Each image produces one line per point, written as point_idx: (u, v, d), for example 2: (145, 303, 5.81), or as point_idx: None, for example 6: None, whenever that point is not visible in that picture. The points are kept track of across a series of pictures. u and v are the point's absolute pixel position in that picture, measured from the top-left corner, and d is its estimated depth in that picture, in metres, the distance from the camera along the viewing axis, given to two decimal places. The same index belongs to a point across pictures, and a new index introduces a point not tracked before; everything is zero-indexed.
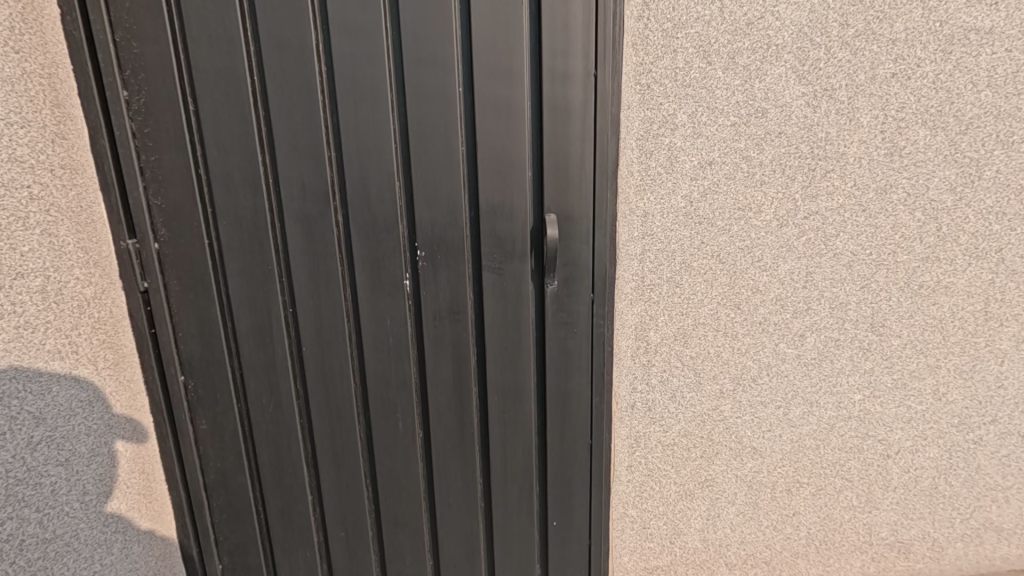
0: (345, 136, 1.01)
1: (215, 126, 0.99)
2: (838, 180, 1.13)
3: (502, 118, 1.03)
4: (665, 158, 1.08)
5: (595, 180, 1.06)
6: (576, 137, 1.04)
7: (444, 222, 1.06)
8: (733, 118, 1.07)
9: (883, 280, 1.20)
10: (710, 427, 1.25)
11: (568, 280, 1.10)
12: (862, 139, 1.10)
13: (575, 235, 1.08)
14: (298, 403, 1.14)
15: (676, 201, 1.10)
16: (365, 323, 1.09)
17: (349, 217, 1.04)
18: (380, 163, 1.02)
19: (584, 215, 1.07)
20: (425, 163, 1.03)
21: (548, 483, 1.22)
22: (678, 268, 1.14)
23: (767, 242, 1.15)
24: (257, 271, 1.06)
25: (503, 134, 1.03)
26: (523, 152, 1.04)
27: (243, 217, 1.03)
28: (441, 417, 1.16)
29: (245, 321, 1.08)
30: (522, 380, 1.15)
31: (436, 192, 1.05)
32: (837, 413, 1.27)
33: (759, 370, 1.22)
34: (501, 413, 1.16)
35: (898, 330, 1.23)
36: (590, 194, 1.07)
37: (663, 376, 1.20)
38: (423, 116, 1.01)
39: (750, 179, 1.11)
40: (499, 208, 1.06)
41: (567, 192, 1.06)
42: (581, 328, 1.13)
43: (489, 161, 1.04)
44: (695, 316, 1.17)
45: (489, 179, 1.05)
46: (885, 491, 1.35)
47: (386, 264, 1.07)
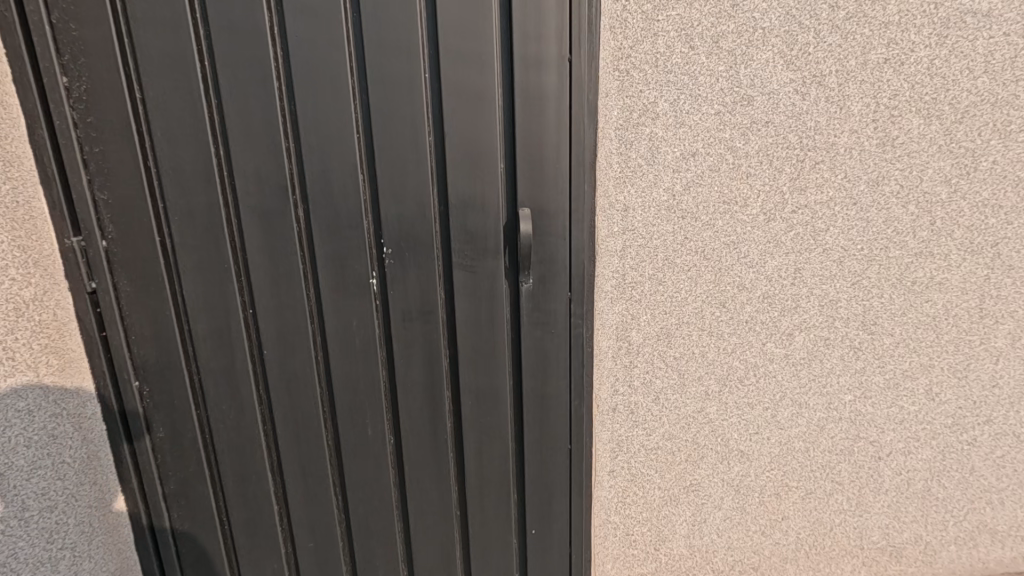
0: (304, 125, 0.95)
1: (164, 114, 0.92)
2: (828, 172, 1.07)
3: (471, 106, 0.97)
4: (646, 149, 1.02)
5: (572, 172, 1.00)
6: (551, 126, 0.98)
7: (412, 217, 1.00)
8: (717, 106, 1.01)
9: (874, 277, 1.15)
10: (696, 430, 1.20)
11: (544, 278, 1.04)
12: (853, 128, 1.05)
13: (552, 230, 1.02)
14: (261, 409, 1.08)
15: (658, 194, 1.05)
16: (331, 324, 1.04)
17: (311, 213, 0.98)
18: (342, 154, 0.96)
19: (561, 209, 1.01)
20: (390, 155, 0.97)
21: (527, 491, 1.16)
22: (661, 265, 1.09)
23: (754, 237, 1.09)
24: (214, 270, 1.00)
25: (474, 124, 0.97)
26: (494, 143, 0.98)
27: (197, 213, 0.97)
28: (413, 422, 1.10)
29: (201, 323, 1.02)
30: (497, 383, 1.09)
31: (403, 186, 0.99)
32: (827, 415, 1.23)
33: (746, 371, 1.17)
34: (476, 418, 1.11)
35: (889, 328, 1.18)
36: (566, 187, 1.01)
37: (646, 378, 1.15)
38: (387, 104, 0.95)
39: (736, 171, 1.05)
40: (469, 202, 1.00)
41: (542, 185, 1.00)
42: (559, 328, 1.07)
43: (458, 152, 0.98)
44: (679, 315, 1.12)
45: (459, 172, 0.99)
46: (876, 494, 1.31)
47: (351, 261, 1.01)
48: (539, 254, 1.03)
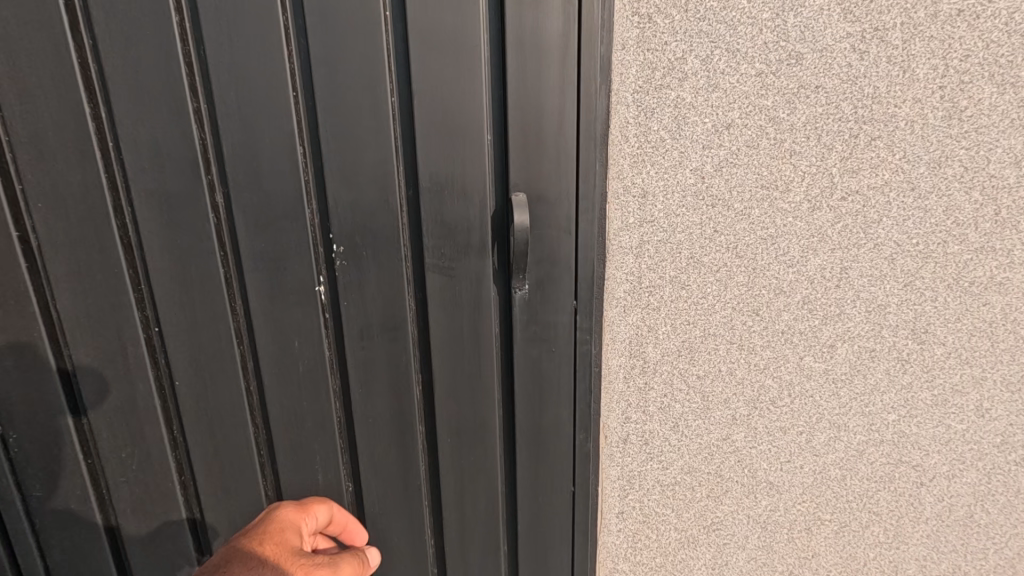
0: (217, 79, 0.70)
1: (12, 59, 0.66)
2: (884, 151, 0.88)
3: (448, 59, 0.73)
4: (670, 118, 0.81)
5: (580, 147, 0.78)
6: (552, 88, 0.75)
7: (371, 204, 0.76)
8: (758, 66, 0.81)
9: (928, 277, 0.97)
10: (719, 461, 1.00)
11: (543, 284, 0.82)
12: (917, 97, 0.86)
13: (553, 223, 0.80)
14: (175, 454, 0.83)
15: (683, 176, 0.84)
16: (264, 346, 0.79)
17: (232, 198, 0.73)
18: (274, 120, 0.72)
19: (565, 195, 0.79)
20: (339, 122, 0.73)
21: (520, 544, 0.95)
22: (685, 265, 0.88)
23: (796, 229, 0.89)
24: (100, 276, 0.74)
25: (451, 81, 0.74)
26: (478, 108, 0.75)
27: (69, 198, 0.71)
28: (376, 466, 0.87)
29: (86, 347, 0.76)
30: (484, 416, 0.86)
31: (356, 162, 0.74)
32: (867, 438, 1.05)
33: (779, 390, 0.98)
34: (458, 460, 0.88)
35: (942, 336, 1.01)
36: (572, 166, 0.79)
37: (663, 402, 0.95)
38: (335, 53, 0.71)
39: (778, 149, 0.85)
40: (447, 186, 0.77)
41: (541, 164, 0.78)
42: (562, 348, 0.85)
43: (431, 119, 0.74)
44: (704, 326, 0.91)
45: (432, 146, 0.75)
46: (915, 524, 1.14)
47: (291, 263, 0.77)
48: (535, 254, 0.81)
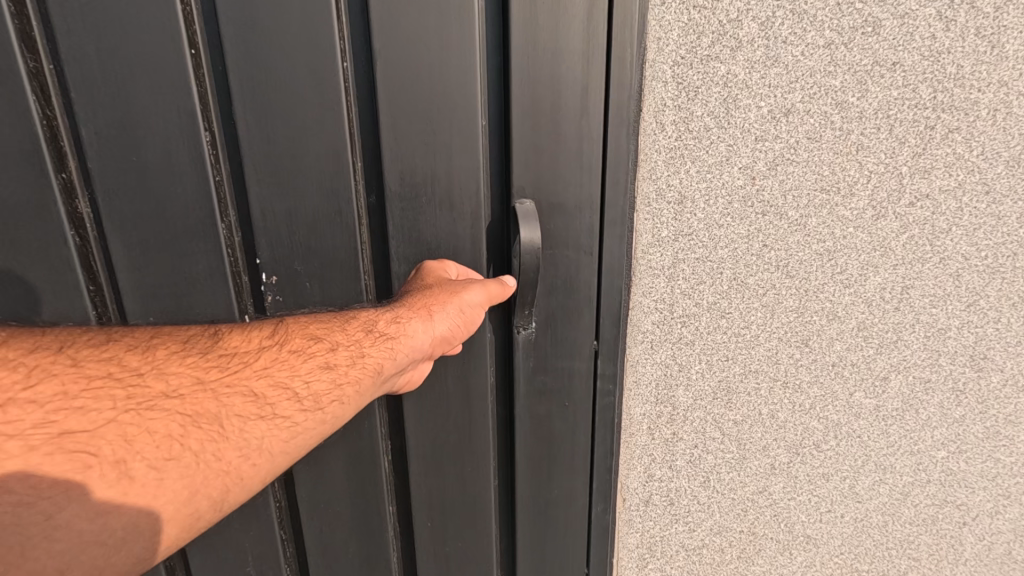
0: (106, 52, 0.55)
1: None
2: (961, 145, 0.72)
3: (414, 27, 0.57)
4: (718, 100, 0.62)
5: (601, 143, 0.62)
6: (559, 63, 0.59)
7: (314, 213, 0.61)
8: (827, 34, 0.63)
9: (993, 295, 0.82)
10: (754, 517, 0.84)
11: (552, 321, 0.67)
12: (1004, 79, 0.70)
13: (569, 244, 0.65)
14: None
15: (731, 176, 0.65)
16: None
17: (123, 200, 0.59)
18: (179, 103, 0.57)
19: (578, 202, 0.64)
20: (269, 107, 0.58)
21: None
22: (726, 288, 0.70)
23: (857, 242, 0.72)
24: None
25: (423, 59, 0.58)
26: (459, 94, 0.60)
27: None
28: (349, 540, 0.71)
29: None
30: (472, 470, 0.71)
31: (294, 163, 0.60)
32: (914, 479, 0.91)
33: (824, 432, 0.82)
34: (439, 524, 0.72)
35: (1001, 362, 0.87)
36: (592, 165, 0.63)
37: (693, 454, 0.77)
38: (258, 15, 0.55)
39: (844, 142, 0.67)
40: (415, 194, 0.62)
41: (550, 162, 0.62)
42: (577, 400, 0.70)
43: (396, 109, 0.59)
44: (745, 362, 0.74)
45: (395, 141, 0.60)
46: (953, 566, 1.02)
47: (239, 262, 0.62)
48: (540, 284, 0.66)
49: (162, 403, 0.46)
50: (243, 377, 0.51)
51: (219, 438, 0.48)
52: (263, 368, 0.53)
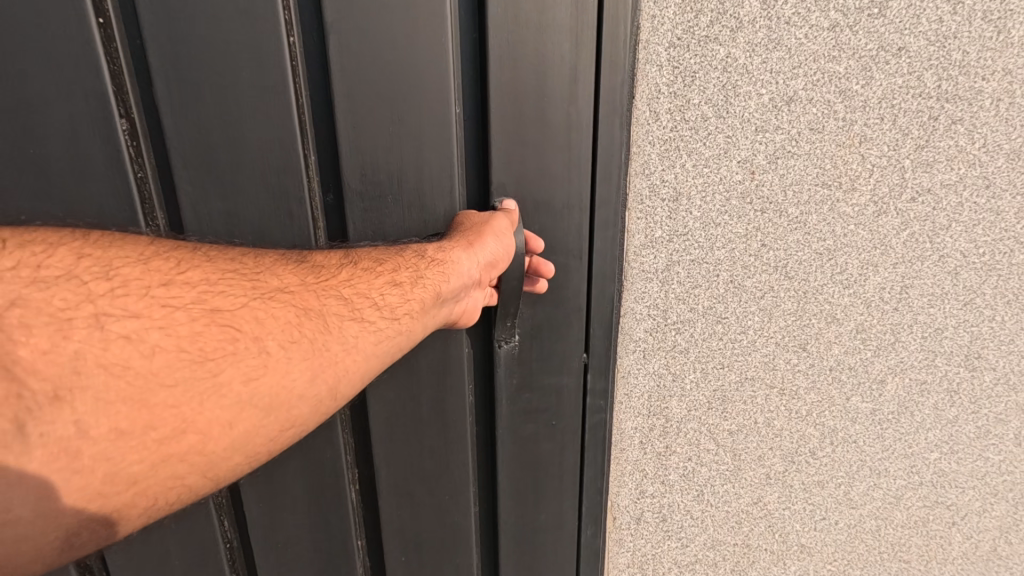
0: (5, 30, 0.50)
1: None
2: (963, 137, 0.68)
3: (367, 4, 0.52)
4: (716, 86, 0.57)
5: (589, 133, 0.57)
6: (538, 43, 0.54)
7: (255, 210, 0.57)
8: (832, 15, 0.58)
9: (989, 293, 0.80)
10: (749, 529, 0.80)
11: (536, 334, 0.64)
12: (1008, 67, 0.66)
13: (556, 248, 0.60)
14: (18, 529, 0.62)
15: (729, 170, 0.60)
16: None
17: (29, 194, 0.54)
18: (89, 86, 0.52)
19: (564, 197, 0.59)
20: (197, 92, 0.53)
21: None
22: (723, 292, 0.65)
23: (857, 241, 0.68)
24: None
25: (382, 37, 0.53)
26: (422, 78, 0.54)
27: None
28: (322, 566, 0.67)
29: None
30: (452, 479, 0.67)
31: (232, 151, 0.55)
32: (907, 482, 0.88)
33: (820, 439, 0.78)
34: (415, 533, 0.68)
35: (994, 361, 0.85)
36: (581, 158, 0.58)
37: (687, 468, 0.72)
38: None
39: (847, 133, 0.62)
40: (376, 191, 0.57)
41: (534, 154, 0.57)
42: (564, 417, 0.67)
43: (352, 95, 0.54)
44: (741, 369, 0.69)
45: (350, 132, 0.55)
46: (942, 566, 1.01)
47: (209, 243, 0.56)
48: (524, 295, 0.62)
49: (265, 295, 0.43)
50: (328, 281, 0.48)
51: (325, 332, 0.44)
52: (343, 275, 0.49)
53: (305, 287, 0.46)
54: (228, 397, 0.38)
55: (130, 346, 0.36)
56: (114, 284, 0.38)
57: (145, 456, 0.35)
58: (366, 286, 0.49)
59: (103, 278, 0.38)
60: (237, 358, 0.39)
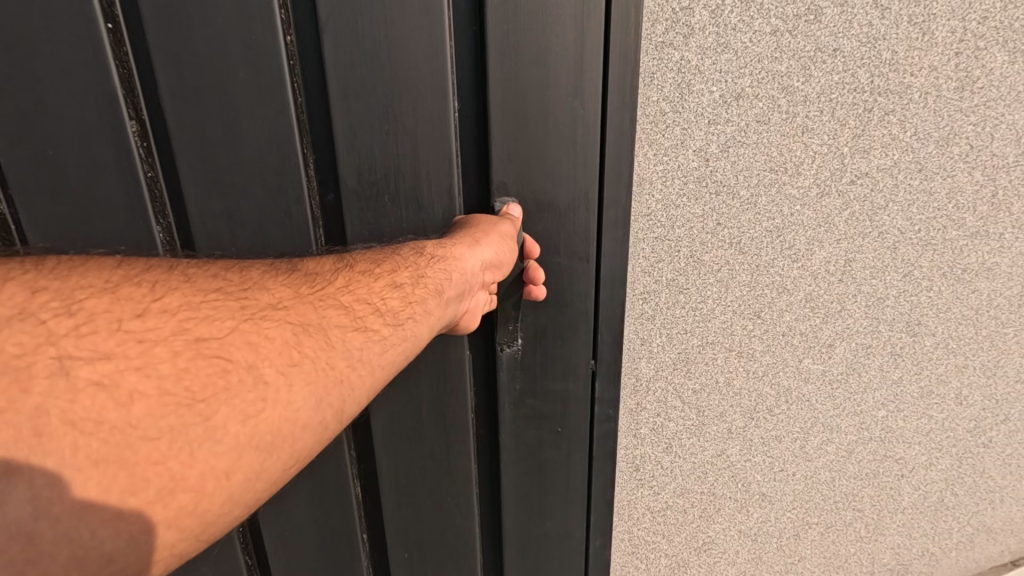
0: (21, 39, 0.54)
1: None
2: (896, 127, 0.77)
3: (363, 23, 0.59)
4: (674, 85, 0.65)
5: (591, 141, 0.65)
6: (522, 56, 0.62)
7: (261, 208, 0.63)
8: (774, 21, 0.66)
9: (926, 266, 0.89)
10: (713, 479, 0.90)
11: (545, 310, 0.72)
12: (933, 64, 0.75)
13: (565, 248, 0.68)
14: None
15: (686, 158, 0.68)
16: None
17: (40, 195, 0.59)
18: (99, 91, 0.56)
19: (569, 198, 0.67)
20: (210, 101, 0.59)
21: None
22: (685, 265, 0.74)
23: (802, 219, 0.77)
24: None
25: (388, 52, 0.60)
26: (427, 89, 0.62)
27: None
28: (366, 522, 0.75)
29: None
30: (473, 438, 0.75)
31: (240, 153, 0.61)
32: (858, 437, 0.98)
33: (777, 397, 0.88)
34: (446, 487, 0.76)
35: (933, 327, 0.95)
36: (586, 164, 0.65)
37: (656, 422, 0.82)
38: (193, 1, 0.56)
39: (790, 124, 0.71)
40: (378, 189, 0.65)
41: (538, 158, 0.65)
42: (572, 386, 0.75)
43: (362, 103, 0.61)
44: (703, 334, 0.78)
45: (350, 134, 0.62)
46: (893, 515, 1.11)
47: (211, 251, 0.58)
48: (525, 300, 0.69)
49: (256, 316, 0.43)
50: (325, 290, 0.50)
51: (328, 347, 0.45)
52: (341, 282, 0.51)
53: (301, 300, 0.47)
54: (224, 439, 0.37)
55: (103, 395, 0.34)
56: (78, 320, 0.36)
57: (123, 524, 0.33)
58: (367, 293, 0.52)
59: (66, 314, 0.37)
60: (231, 394, 0.38)
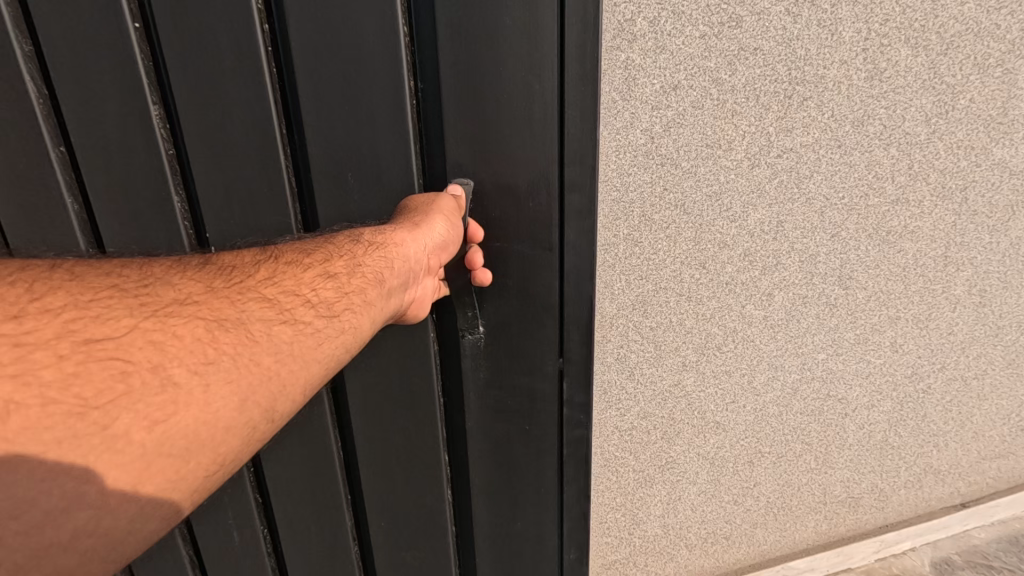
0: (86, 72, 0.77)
1: None
2: (815, 110, 0.95)
3: (327, 56, 0.78)
4: (621, 79, 0.84)
5: (540, 143, 0.83)
6: (468, 71, 0.80)
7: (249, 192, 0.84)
8: (701, 28, 0.84)
9: (853, 227, 1.06)
10: (672, 405, 1.08)
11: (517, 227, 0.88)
12: (843, 58, 0.93)
13: (527, 243, 0.88)
14: None
15: (635, 136, 0.87)
16: None
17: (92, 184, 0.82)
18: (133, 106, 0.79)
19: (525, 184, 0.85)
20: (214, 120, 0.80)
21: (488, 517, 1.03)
22: (638, 222, 0.93)
23: (737, 186, 0.95)
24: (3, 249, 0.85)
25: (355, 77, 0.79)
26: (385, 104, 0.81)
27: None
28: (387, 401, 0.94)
29: None
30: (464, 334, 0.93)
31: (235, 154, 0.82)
32: (801, 376, 1.16)
33: (724, 337, 1.06)
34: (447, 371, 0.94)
35: (864, 282, 1.12)
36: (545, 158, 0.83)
37: (620, 353, 1.01)
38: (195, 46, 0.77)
39: (721, 109, 0.89)
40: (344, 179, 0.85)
41: (494, 156, 0.84)
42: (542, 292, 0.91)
43: (339, 114, 0.81)
44: (657, 280, 0.97)
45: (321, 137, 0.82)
46: (841, 450, 1.28)
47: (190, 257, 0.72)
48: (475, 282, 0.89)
49: (163, 315, 0.55)
50: (252, 288, 0.63)
51: (250, 339, 0.57)
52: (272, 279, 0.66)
53: (222, 301, 0.60)
54: (128, 443, 0.47)
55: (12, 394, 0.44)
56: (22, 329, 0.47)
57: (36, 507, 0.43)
58: (295, 286, 0.66)
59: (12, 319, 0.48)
60: (133, 395, 0.48)
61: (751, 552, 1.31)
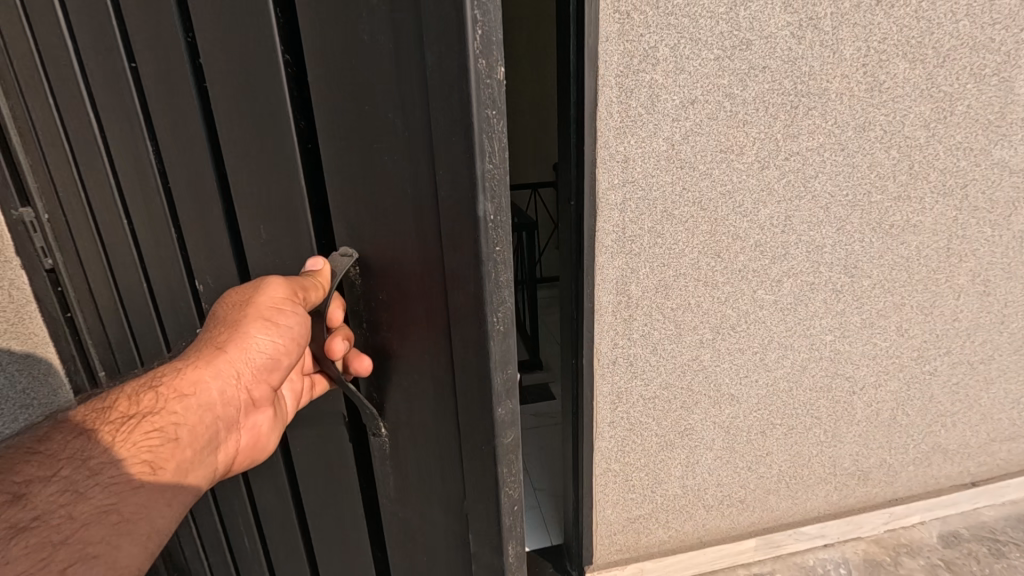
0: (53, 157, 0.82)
1: None
2: (819, 118, 1.08)
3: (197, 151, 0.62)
4: (646, 97, 0.99)
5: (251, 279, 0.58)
6: (354, 141, 0.50)
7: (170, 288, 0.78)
8: (716, 51, 0.99)
9: (857, 222, 1.19)
10: (690, 377, 1.23)
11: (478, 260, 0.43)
12: (844, 73, 1.06)
13: (430, 400, 0.55)
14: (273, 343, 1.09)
15: (657, 144, 1.03)
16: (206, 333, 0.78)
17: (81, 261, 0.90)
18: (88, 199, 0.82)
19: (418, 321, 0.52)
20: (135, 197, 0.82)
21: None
22: (660, 217, 1.08)
23: (749, 185, 1.10)
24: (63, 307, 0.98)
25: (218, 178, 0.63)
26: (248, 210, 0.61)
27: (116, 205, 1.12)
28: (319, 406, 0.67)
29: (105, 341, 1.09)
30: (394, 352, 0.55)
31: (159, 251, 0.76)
32: (810, 355, 1.29)
33: (737, 318, 1.21)
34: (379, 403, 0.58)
35: (869, 270, 1.24)
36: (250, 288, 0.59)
37: (644, 330, 1.17)
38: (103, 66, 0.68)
39: (733, 119, 1.04)
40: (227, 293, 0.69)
41: (382, 267, 0.54)
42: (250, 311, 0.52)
43: (204, 216, 0.67)
44: (676, 267, 1.13)
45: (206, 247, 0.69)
46: (850, 425, 1.40)
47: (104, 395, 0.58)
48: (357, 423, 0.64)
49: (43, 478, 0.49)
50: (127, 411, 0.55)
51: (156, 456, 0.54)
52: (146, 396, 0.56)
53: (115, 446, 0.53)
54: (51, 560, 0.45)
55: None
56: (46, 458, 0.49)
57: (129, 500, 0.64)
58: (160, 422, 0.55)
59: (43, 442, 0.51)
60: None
61: (764, 516, 1.45)
